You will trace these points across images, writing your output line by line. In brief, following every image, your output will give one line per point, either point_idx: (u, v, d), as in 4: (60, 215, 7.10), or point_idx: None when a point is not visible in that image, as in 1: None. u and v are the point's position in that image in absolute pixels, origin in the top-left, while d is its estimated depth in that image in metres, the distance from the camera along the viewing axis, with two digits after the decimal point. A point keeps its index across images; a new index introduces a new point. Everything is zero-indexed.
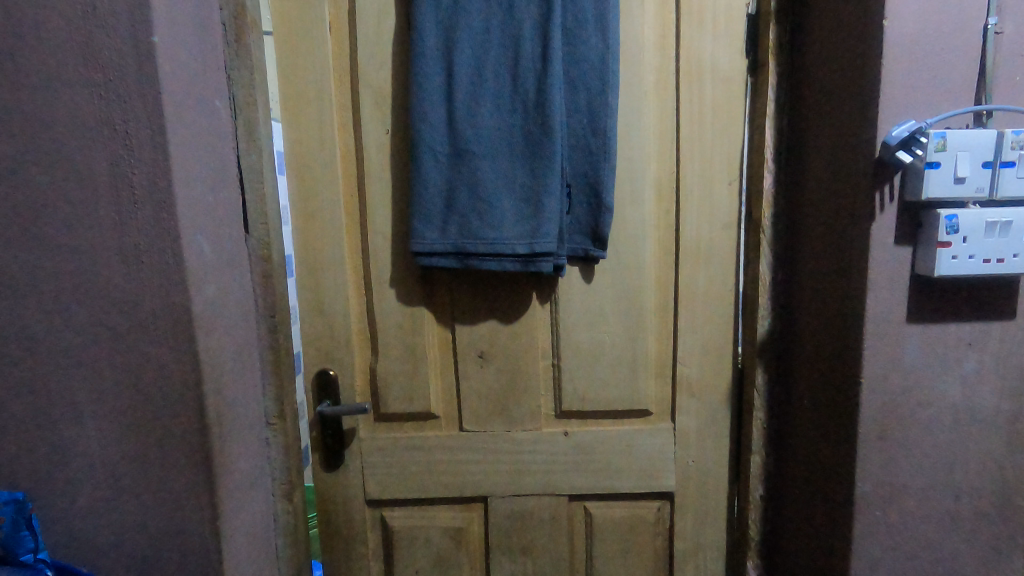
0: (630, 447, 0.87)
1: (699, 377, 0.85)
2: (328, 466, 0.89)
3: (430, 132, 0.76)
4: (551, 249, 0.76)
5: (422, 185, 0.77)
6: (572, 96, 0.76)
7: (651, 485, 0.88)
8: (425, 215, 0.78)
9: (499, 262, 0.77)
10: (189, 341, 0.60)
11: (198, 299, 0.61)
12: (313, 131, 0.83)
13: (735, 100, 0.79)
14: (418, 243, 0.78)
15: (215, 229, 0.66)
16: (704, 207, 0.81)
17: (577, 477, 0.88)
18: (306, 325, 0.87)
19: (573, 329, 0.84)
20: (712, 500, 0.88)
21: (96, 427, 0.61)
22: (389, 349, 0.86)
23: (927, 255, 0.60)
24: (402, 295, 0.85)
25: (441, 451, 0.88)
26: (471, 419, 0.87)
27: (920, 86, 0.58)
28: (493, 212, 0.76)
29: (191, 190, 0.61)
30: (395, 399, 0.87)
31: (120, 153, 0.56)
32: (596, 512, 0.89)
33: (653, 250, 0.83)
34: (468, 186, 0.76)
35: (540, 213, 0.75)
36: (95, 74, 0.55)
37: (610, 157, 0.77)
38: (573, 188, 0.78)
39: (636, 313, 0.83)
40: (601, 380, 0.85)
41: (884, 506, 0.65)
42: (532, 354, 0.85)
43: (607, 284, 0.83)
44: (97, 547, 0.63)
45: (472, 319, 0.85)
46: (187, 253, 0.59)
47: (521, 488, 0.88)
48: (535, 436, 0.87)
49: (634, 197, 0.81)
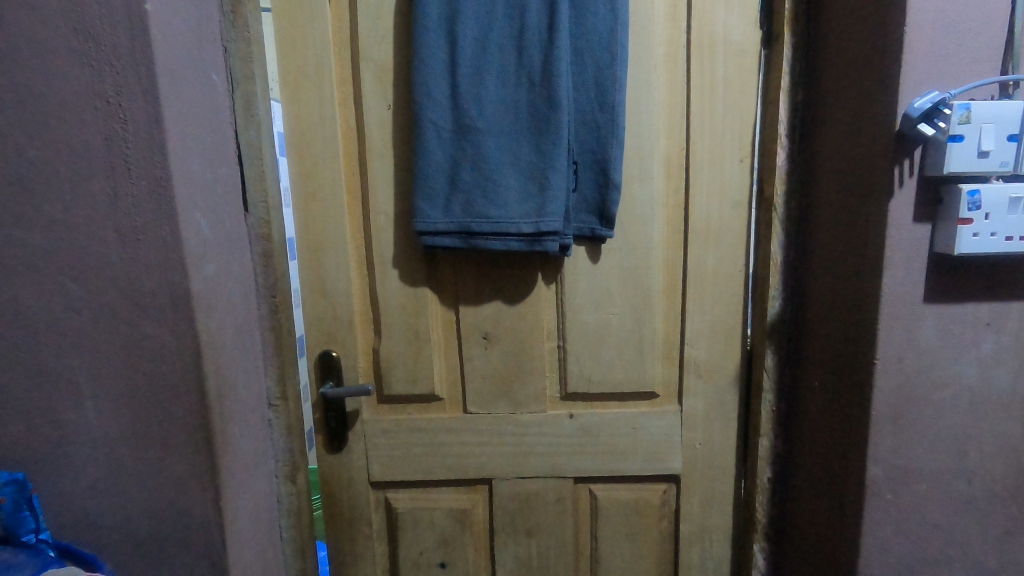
0: (636, 430, 0.85)
1: (706, 359, 0.83)
2: (333, 448, 0.89)
3: (433, 108, 0.75)
4: (557, 228, 0.75)
5: (425, 162, 0.76)
6: (579, 70, 0.74)
7: (658, 468, 0.86)
8: (428, 194, 0.77)
9: (503, 241, 0.76)
10: (189, 321, 0.59)
11: (197, 279, 0.60)
12: (313, 107, 0.81)
13: (748, 72, 0.76)
14: (422, 223, 0.77)
15: (214, 207, 0.64)
16: (714, 185, 0.78)
17: (583, 460, 0.87)
18: (308, 306, 0.86)
19: (579, 310, 0.83)
20: (719, 485, 0.86)
21: (96, 408, 0.60)
22: (391, 331, 0.85)
23: (946, 232, 0.58)
24: (404, 276, 0.84)
25: (445, 432, 0.88)
26: (475, 401, 0.86)
27: (943, 56, 0.56)
28: (498, 190, 0.75)
29: (188, 167, 0.59)
30: (399, 380, 0.87)
31: (114, 127, 0.55)
32: (601, 495, 0.88)
33: (661, 230, 0.80)
34: (472, 163, 0.75)
35: (546, 191, 0.74)
36: (88, 45, 0.54)
37: (618, 132, 0.75)
38: (580, 165, 0.76)
39: (643, 294, 0.81)
40: (607, 362, 0.84)
41: (895, 488, 0.64)
42: (537, 335, 0.84)
43: (613, 265, 0.81)
44: (99, 527, 0.62)
45: (476, 300, 0.83)
46: (185, 231, 0.58)
47: (526, 470, 0.88)
48: (540, 418, 0.86)
49: (642, 174, 0.78)
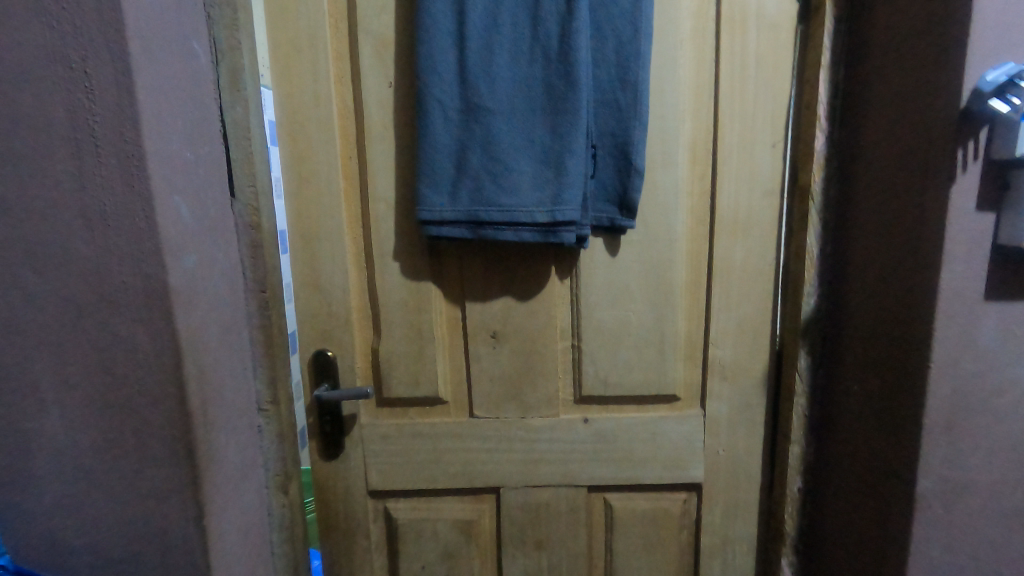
0: (655, 436, 0.80)
1: (732, 360, 0.77)
2: (328, 455, 0.83)
3: (439, 85, 0.68)
4: (574, 217, 0.69)
5: (430, 145, 0.70)
6: (599, 45, 0.67)
7: (678, 477, 0.80)
8: (432, 180, 0.70)
9: (515, 232, 0.70)
10: (167, 318, 0.52)
11: (176, 272, 0.53)
12: (306, 85, 0.74)
13: (784, 48, 0.69)
14: (426, 211, 0.71)
15: (196, 191, 0.57)
16: (743, 171, 0.72)
17: (597, 468, 0.81)
18: (302, 302, 0.79)
19: (595, 307, 0.76)
20: (743, 493, 0.80)
21: (61, 416, 0.53)
22: (392, 328, 0.79)
23: (1016, 222, 0.52)
24: (406, 269, 0.77)
25: (449, 438, 0.82)
26: (482, 404, 0.80)
27: (1017, 23, 0.50)
28: (510, 176, 0.69)
29: (166, 144, 0.52)
30: (400, 382, 0.80)
31: (78, 97, 0.48)
32: (617, 505, 0.82)
33: (685, 220, 0.74)
34: (482, 146, 0.68)
35: (562, 177, 0.68)
36: (48, 2, 0.47)
37: (641, 113, 0.69)
38: (598, 149, 0.70)
39: (665, 290, 0.75)
40: (625, 362, 0.78)
41: (946, 503, 0.58)
42: (549, 334, 0.78)
43: (632, 258, 0.75)
44: (68, 547, 0.56)
45: (483, 295, 0.77)
46: (161, 216, 0.51)
47: (536, 478, 0.82)
48: (552, 423, 0.80)
49: (665, 159, 0.72)
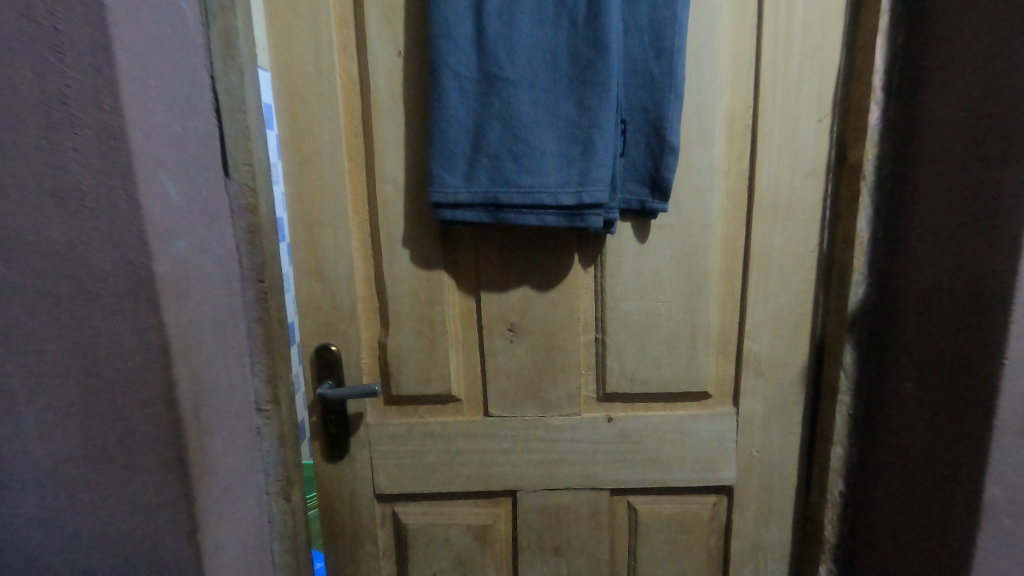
0: (685, 436, 0.74)
1: (769, 354, 0.71)
2: (332, 457, 0.77)
3: (454, 53, 0.62)
4: (602, 199, 0.62)
5: (444, 120, 0.64)
6: (631, 8, 0.61)
7: (708, 479, 0.75)
8: (447, 159, 0.64)
9: (538, 215, 0.64)
10: (153, 312, 0.46)
11: (164, 259, 0.47)
12: (307, 54, 0.68)
13: (834, 13, 0.63)
14: (439, 193, 0.65)
15: (186, 168, 0.51)
16: (786, 150, 0.66)
17: (622, 470, 0.76)
18: (303, 293, 0.73)
19: (622, 297, 0.71)
20: (776, 496, 0.75)
21: (35, 423, 0.47)
22: (401, 321, 0.73)
23: None
24: (417, 256, 0.71)
25: (462, 439, 0.76)
26: (498, 402, 0.75)
27: None
28: (532, 154, 0.62)
29: (150, 115, 0.46)
30: (410, 379, 0.75)
31: (46, 58, 0.42)
32: (642, 509, 0.77)
33: (720, 204, 0.68)
34: (501, 121, 0.62)
35: (590, 155, 0.62)
36: None
37: (676, 85, 0.62)
38: (629, 124, 0.64)
39: (697, 279, 0.70)
40: (652, 358, 0.72)
41: (1016, 514, 0.52)
42: (571, 327, 0.72)
43: (663, 244, 0.69)
44: (47, 567, 0.50)
45: (501, 285, 0.71)
46: (145, 196, 0.45)
47: (556, 481, 0.76)
48: (574, 422, 0.75)
49: (701, 137, 0.66)
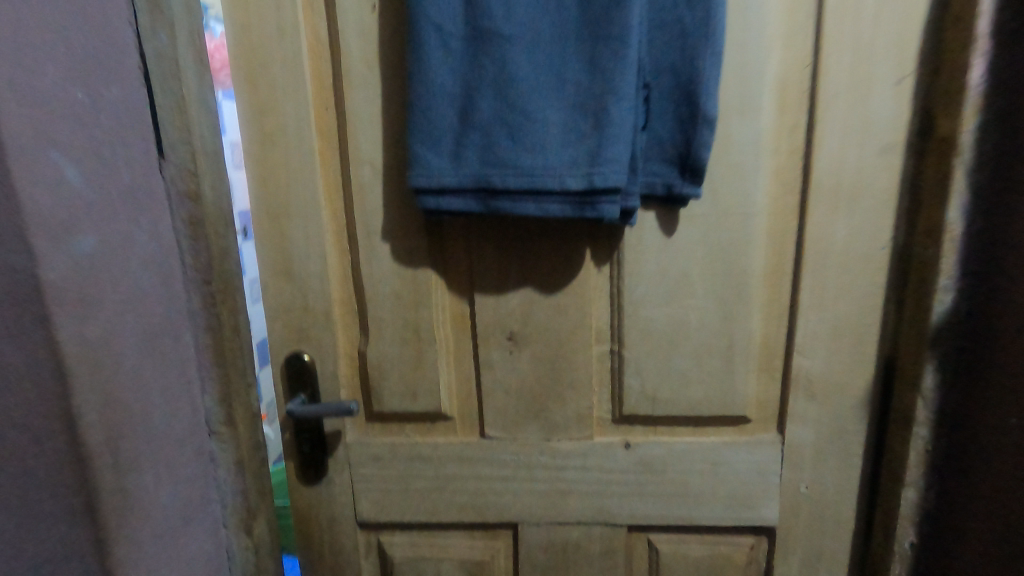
0: (717, 468, 0.62)
1: (824, 373, 0.59)
2: (308, 480, 0.68)
3: (436, 4, 0.50)
4: (619, 183, 0.50)
5: (426, 88, 0.52)
6: None
7: (745, 518, 0.63)
8: (429, 135, 0.53)
9: (540, 203, 0.52)
10: (43, 324, 0.38)
11: (54, 262, 0.38)
12: (267, 11, 0.57)
13: None
14: (421, 176, 0.53)
15: (93, 149, 0.42)
16: (853, 121, 0.53)
17: (641, 504, 0.64)
18: (270, 294, 0.63)
19: (643, 302, 0.59)
20: (829, 540, 0.63)
21: None
22: (382, 328, 0.62)
23: None
24: (399, 252, 0.60)
25: (455, 463, 0.66)
26: (495, 423, 0.64)
27: None
28: (532, 128, 0.50)
29: (33, 78, 0.37)
30: (393, 394, 0.64)
31: None
32: (665, 550, 0.65)
33: (767, 189, 0.55)
34: (494, 87, 0.50)
35: (604, 129, 0.50)
36: None
37: (714, 39, 0.49)
38: (653, 90, 0.51)
39: (736, 280, 0.57)
40: (679, 375, 0.60)
41: None
42: (581, 337, 0.60)
43: (694, 239, 0.57)
44: None
45: (498, 287, 0.60)
46: (23, 179, 0.37)
47: (564, 514, 0.65)
48: (584, 447, 0.63)
49: (744, 105, 0.53)
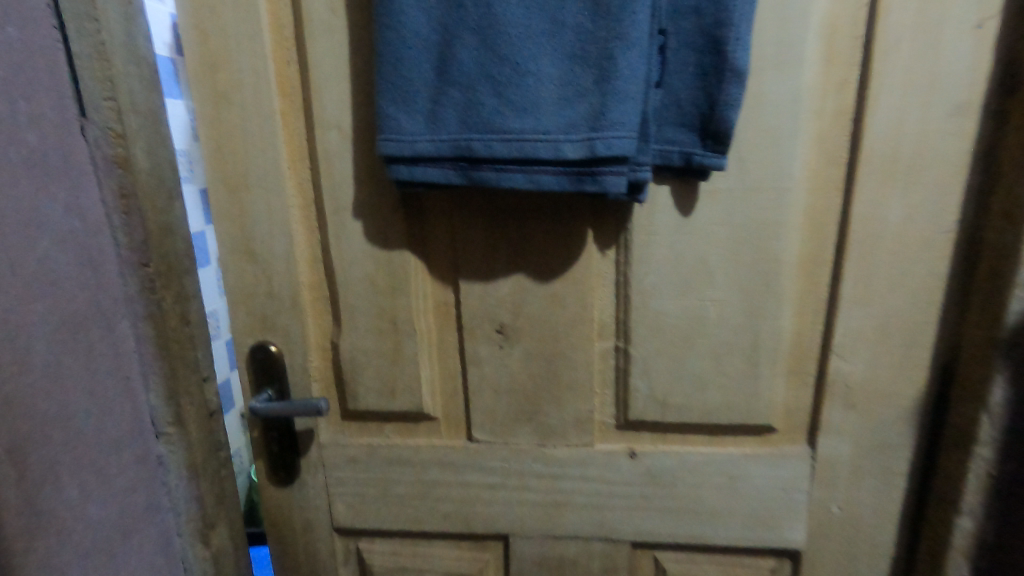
0: (736, 483, 0.54)
1: (867, 379, 0.50)
2: (278, 482, 0.61)
3: None
4: (626, 150, 0.41)
5: (396, 34, 0.43)
6: None
7: (766, 539, 0.55)
8: (401, 92, 0.44)
9: (531, 174, 0.43)
10: None
11: None
12: None
13: None
14: (391, 142, 0.45)
15: None
16: (917, 76, 0.43)
17: (647, 520, 0.57)
18: (231, 278, 0.56)
19: (654, 292, 0.50)
20: (863, 567, 0.55)
21: None
22: (356, 317, 0.55)
23: None
24: (372, 232, 0.53)
25: (438, 468, 0.59)
26: (483, 426, 0.56)
27: None
28: (522, 82, 0.42)
29: None
30: (370, 391, 0.57)
31: None
32: (673, 570, 0.58)
33: (806, 160, 0.46)
34: (478, 32, 0.41)
35: (609, 83, 0.41)
36: None
37: None
38: (671, 36, 0.42)
39: (765, 269, 0.48)
40: (694, 377, 0.52)
41: None
42: (582, 332, 0.52)
43: (717, 219, 0.48)
44: None
45: (485, 273, 0.52)
46: None
47: (560, 528, 0.58)
48: (584, 455, 0.56)
49: (783, 56, 0.44)
